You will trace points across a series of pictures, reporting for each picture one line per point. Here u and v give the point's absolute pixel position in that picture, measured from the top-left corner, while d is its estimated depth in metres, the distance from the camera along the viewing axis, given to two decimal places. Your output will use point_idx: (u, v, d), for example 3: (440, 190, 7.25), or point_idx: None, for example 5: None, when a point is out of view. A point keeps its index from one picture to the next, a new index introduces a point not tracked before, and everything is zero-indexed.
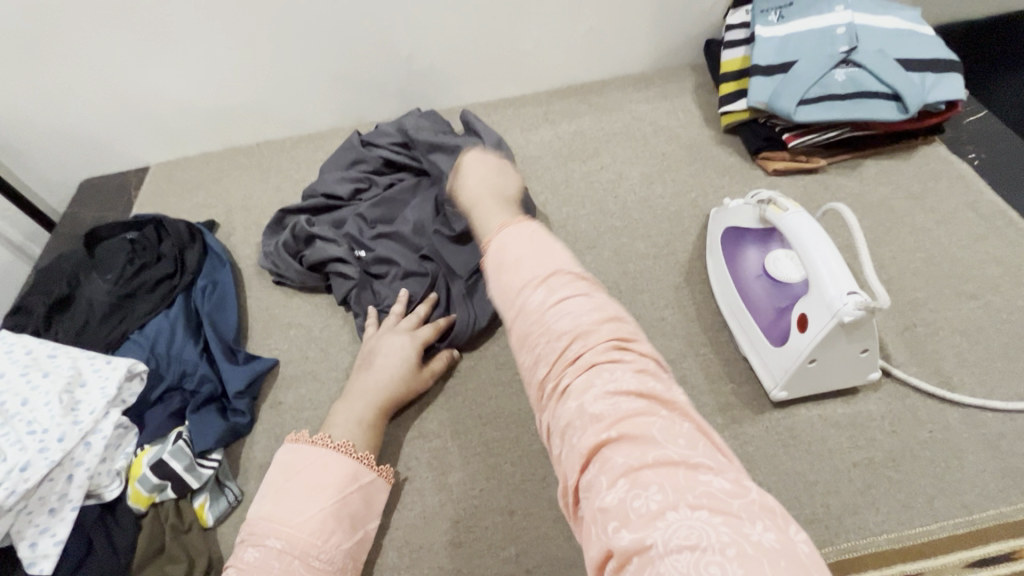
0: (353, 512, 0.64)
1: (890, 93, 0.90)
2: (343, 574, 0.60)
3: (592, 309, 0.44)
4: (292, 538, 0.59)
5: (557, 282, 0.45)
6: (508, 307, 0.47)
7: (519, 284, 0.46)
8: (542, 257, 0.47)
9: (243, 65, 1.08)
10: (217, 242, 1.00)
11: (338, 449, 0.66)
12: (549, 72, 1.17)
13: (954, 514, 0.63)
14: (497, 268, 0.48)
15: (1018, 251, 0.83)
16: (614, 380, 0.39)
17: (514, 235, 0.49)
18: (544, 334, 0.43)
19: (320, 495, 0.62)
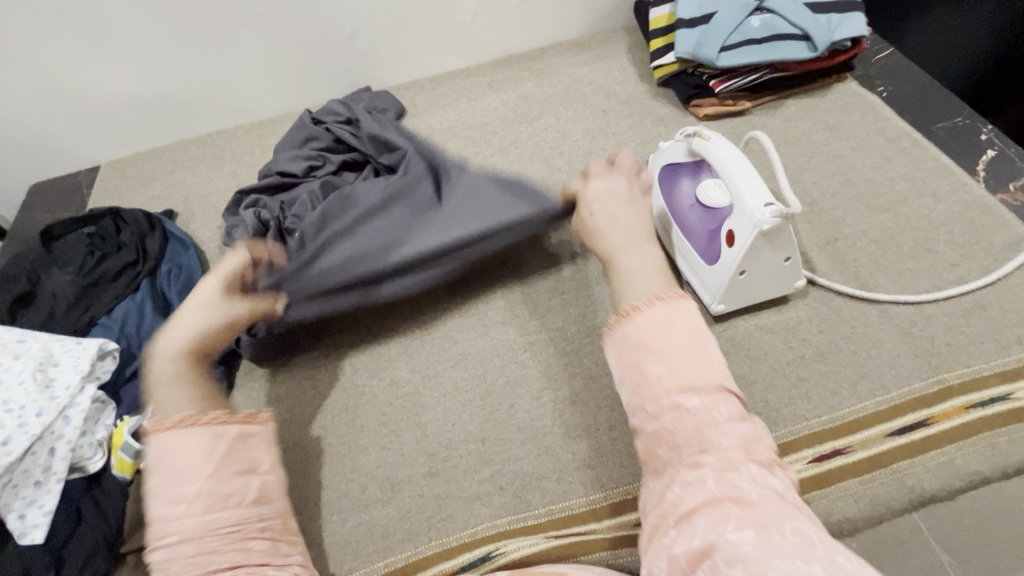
0: (237, 470, 0.59)
1: (801, 35, 0.98)
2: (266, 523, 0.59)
3: (745, 430, 0.56)
4: (185, 527, 0.55)
5: (706, 393, 0.57)
6: (637, 413, 0.60)
7: (659, 385, 0.58)
8: (694, 362, 0.59)
9: (184, 53, 1.09)
10: (177, 229, 1.02)
11: (175, 426, 0.59)
12: (490, 43, 1.21)
13: (876, 394, 0.71)
14: (636, 349, 0.61)
15: (922, 167, 0.92)
16: (754, 479, 0.53)
17: (655, 321, 0.61)
18: (688, 423, 0.56)
19: (188, 476, 0.56)
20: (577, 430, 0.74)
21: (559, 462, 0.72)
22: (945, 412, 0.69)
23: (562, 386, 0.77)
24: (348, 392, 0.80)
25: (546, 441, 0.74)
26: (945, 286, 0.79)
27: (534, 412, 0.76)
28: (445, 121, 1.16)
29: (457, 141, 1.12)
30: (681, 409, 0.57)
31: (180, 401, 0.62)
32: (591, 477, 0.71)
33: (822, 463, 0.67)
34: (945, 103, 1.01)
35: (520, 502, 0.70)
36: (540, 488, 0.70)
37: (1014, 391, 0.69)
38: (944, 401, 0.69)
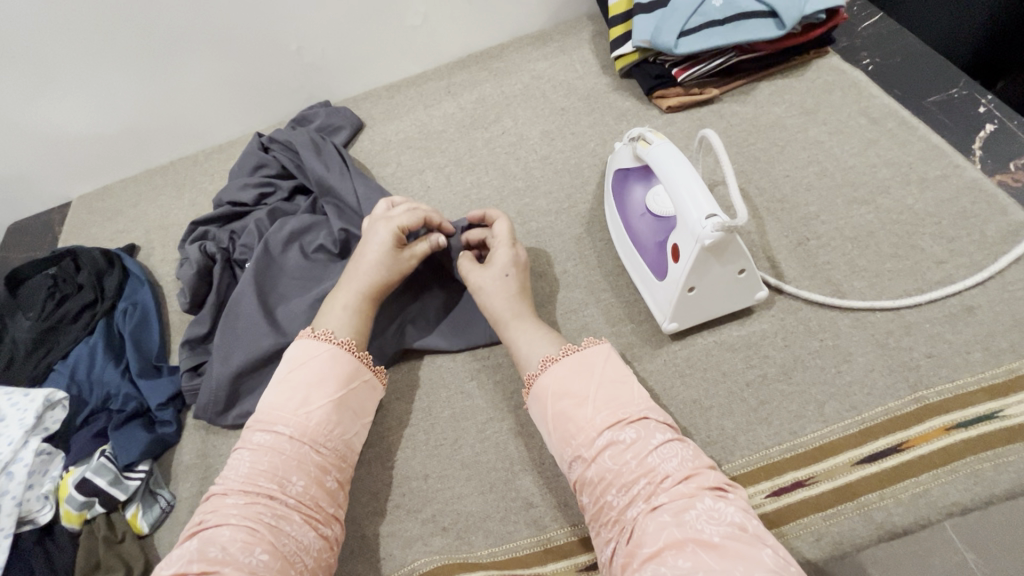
0: (351, 408, 0.66)
1: (768, 11, 0.89)
2: (334, 471, 0.62)
3: (687, 455, 0.55)
4: (289, 444, 0.60)
5: (637, 424, 0.57)
6: (574, 463, 0.58)
7: (590, 427, 0.57)
8: (623, 398, 0.59)
9: (133, 85, 1.07)
10: (136, 264, 1.01)
11: (339, 346, 0.67)
12: (446, 44, 1.15)
13: (845, 416, 0.64)
14: (557, 397, 0.61)
15: (909, 150, 0.83)
16: (707, 512, 0.50)
17: (570, 367, 0.62)
18: (628, 458, 0.54)
19: (319, 394, 0.63)
20: (522, 465, 0.70)
21: (503, 500, 0.68)
22: (922, 435, 0.62)
23: (508, 416, 0.74)
24: None
25: (490, 476, 0.70)
26: (928, 288, 0.70)
27: (479, 445, 0.72)
28: (401, 132, 1.11)
29: (411, 153, 1.08)
30: (620, 447, 0.56)
31: (330, 360, 0.65)
32: (535, 515, 0.67)
33: (781, 498, 0.61)
34: (940, 74, 0.91)
35: (462, 543, 0.67)
36: (483, 528, 0.67)
37: (1003, 408, 0.62)
38: (922, 422, 0.63)
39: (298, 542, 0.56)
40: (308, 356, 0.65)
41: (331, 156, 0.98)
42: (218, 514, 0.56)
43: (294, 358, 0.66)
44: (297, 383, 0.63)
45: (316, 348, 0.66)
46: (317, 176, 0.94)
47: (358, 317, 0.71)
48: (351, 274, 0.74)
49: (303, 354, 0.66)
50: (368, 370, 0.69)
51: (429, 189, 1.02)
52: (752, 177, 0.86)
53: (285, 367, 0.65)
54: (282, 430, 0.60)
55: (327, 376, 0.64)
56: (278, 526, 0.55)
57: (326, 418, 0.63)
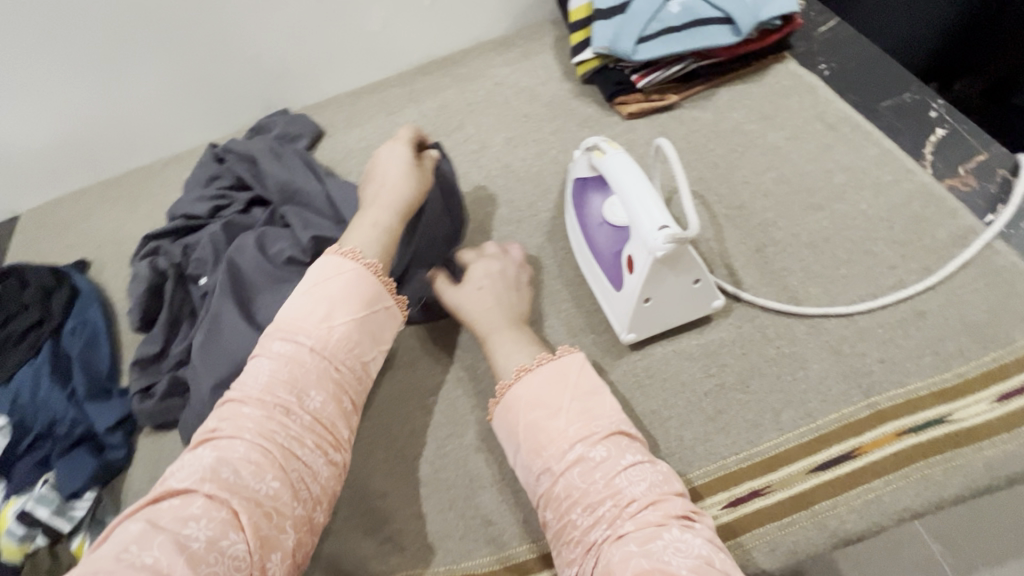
0: (372, 330, 0.65)
1: (724, 18, 0.89)
2: (349, 396, 0.61)
3: (656, 479, 0.54)
4: (305, 361, 0.59)
5: (608, 442, 0.56)
6: (543, 477, 0.57)
7: (562, 438, 0.56)
8: (596, 412, 0.58)
9: (82, 94, 1.03)
10: (87, 281, 0.98)
11: (364, 267, 0.65)
12: (407, 50, 1.13)
13: (800, 424, 0.65)
14: (530, 407, 0.60)
15: (863, 156, 0.84)
16: (674, 543, 0.48)
17: (546, 378, 0.61)
18: (596, 478, 0.53)
19: (340, 313, 0.62)
20: (482, 481, 0.69)
21: (463, 517, 0.67)
22: (875, 441, 0.63)
23: (468, 431, 0.73)
24: None
25: (449, 493, 0.69)
26: (881, 294, 0.71)
27: (438, 462, 0.71)
28: (362, 140, 1.09)
29: None
30: (589, 466, 0.54)
31: (361, 272, 0.65)
32: (494, 533, 0.66)
33: (738, 508, 0.61)
34: (893, 79, 0.92)
35: (421, 563, 0.65)
36: (442, 547, 0.66)
37: (953, 412, 0.63)
38: (875, 428, 0.63)
39: (303, 469, 0.54)
40: (335, 272, 0.64)
41: (289, 163, 0.94)
42: (233, 425, 0.54)
43: (321, 271, 0.64)
44: (319, 298, 0.62)
45: (343, 266, 0.65)
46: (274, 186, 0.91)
47: (386, 234, 0.70)
48: (377, 195, 0.74)
49: (331, 270, 0.64)
50: (390, 297, 0.67)
51: None
52: (711, 184, 0.86)
53: (310, 278, 0.64)
54: (302, 341, 0.59)
55: (359, 290, 0.64)
56: (290, 450, 0.54)
57: (344, 338, 0.62)
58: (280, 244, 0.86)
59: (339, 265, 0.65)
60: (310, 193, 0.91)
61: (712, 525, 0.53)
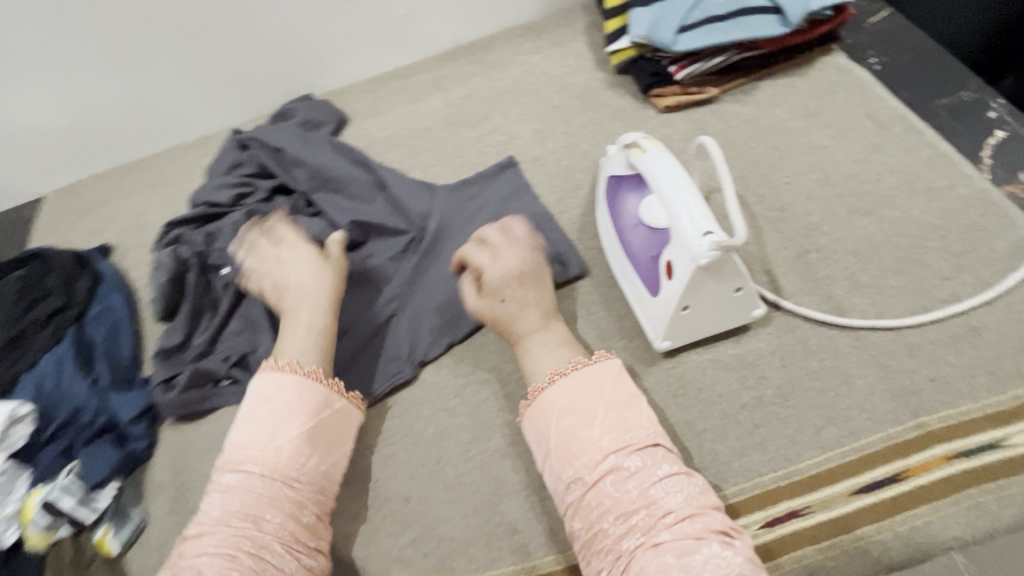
0: (327, 437, 0.63)
1: (771, 6, 0.84)
2: (314, 498, 0.60)
3: (692, 492, 0.53)
4: (266, 464, 0.58)
5: (644, 452, 0.55)
6: (573, 485, 0.56)
7: (596, 448, 0.55)
8: (631, 422, 0.57)
9: (103, 75, 1.01)
10: (109, 267, 0.97)
11: (278, 368, 0.64)
12: (433, 35, 1.10)
13: (843, 443, 0.62)
14: (561, 414, 0.59)
15: (915, 159, 0.79)
16: (715, 559, 0.48)
17: (580, 383, 0.60)
18: (632, 487, 0.53)
19: (292, 422, 0.61)
20: (508, 488, 0.67)
21: (487, 524, 0.66)
22: (923, 464, 0.59)
23: (494, 435, 0.71)
24: None
25: (474, 499, 0.67)
26: (932, 307, 0.67)
27: (463, 466, 0.69)
28: (386, 129, 1.06)
29: (397, 152, 1.03)
30: (624, 474, 0.54)
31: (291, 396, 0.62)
32: (520, 542, 0.64)
33: (775, 529, 0.59)
34: (948, 76, 0.87)
35: (445, 569, 0.64)
36: (466, 554, 0.64)
37: (1007, 437, 0.60)
38: (924, 451, 0.60)
39: (286, 539, 0.56)
40: (275, 390, 0.63)
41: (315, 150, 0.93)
42: (195, 545, 0.54)
43: (257, 393, 0.63)
44: (267, 420, 0.61)
45: (281, 381, 0.63)
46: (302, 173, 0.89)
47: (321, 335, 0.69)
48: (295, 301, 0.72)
49: (271, 389, 0.63)
50: (339, 399, 0.66)
51: None
52: (751, 185, 0.82)
53: (249, 406, 0.62)
54: (247, 467, 0.58)
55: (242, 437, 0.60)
56: (257, 553, 0.53)
57: (297, 451, 0.60)
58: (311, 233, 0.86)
59: (277, 381, 0.64)
60: (339, 181, 0.89)
61: (748, 537, 0.53)
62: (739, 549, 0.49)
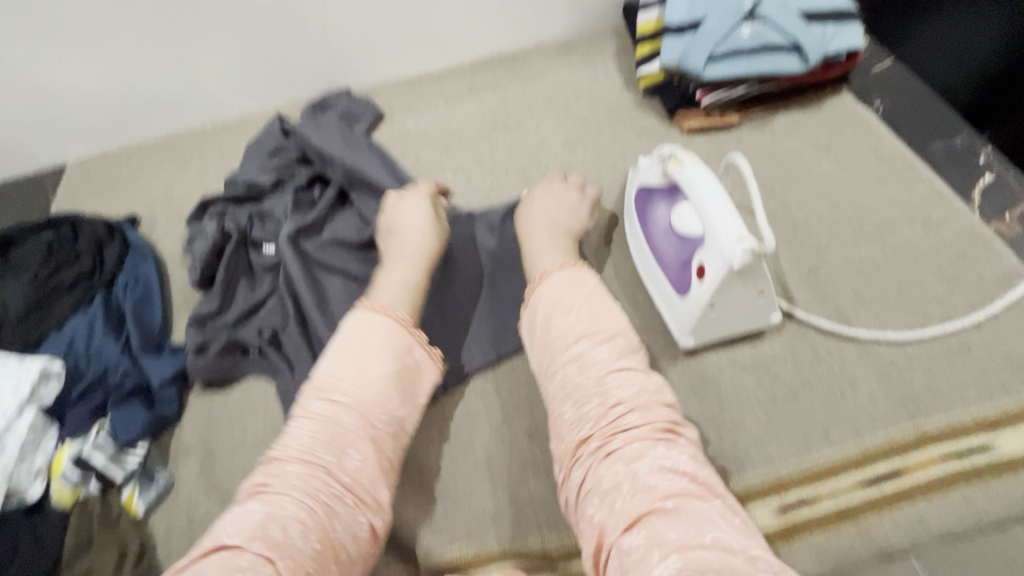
0: (406, 380, 0.66)
1: (792, 46, 0.92)
2: (387, 410, 0.63)
3: (645, 389, 0.61)
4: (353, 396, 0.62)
5: (609, 343, 0.64)
6: (547, 371, 0.66)
7: (569, 334, 0.65)
8: (599, 319, 0.66)
9: (148, 49, 1.02)
10: (138, 235, 0.98)
11: (397, 320, 0.69)
12: (471, 43, 1.15)
13: (848, 440, 0.67)
14: (548, 310, 0.68)
15: (914, 193, 0.87)
16: (659, 459, 0.55)
17: (560, 283, 0.70)
18: (591, 376, 0.62)
19: (375, 358, 0.65)
20: (536, 465, 0.71)
21: (515, 498, 0.69)
22: (919, 462, 0.66)
23: (523, 417, 0.75)
24: None
25: (504, 474, 0.71)
26: (928, 324, 0.74)
27: (492, 443, 0.73)
28: (421, 126, 1.11)
29: (431, 149, 1.07)
30: (586, 365, 0.63)
31: (375, 355, 0.65)
32: (547, 516, 0.68)
33: (787, 515, 0.64)
34: (944, 122, 0.96)
35: (473, 539, 0.67)
36: (495, 525, 0.68)
37: (993, 442, 0.66)
38: (919, 450, 0.66)
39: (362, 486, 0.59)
40: (361, 389, 0.62)
41: (355, 148, 0.97)
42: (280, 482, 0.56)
43: (348, 331, 0.67)
44: (361, 359, 0.64)
45: (368, 390, 0.63)
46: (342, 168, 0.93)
47: (412, 292, 0.74)
48: (403, 246, 0.79)
49: (340, 379, 0.63)
50: (421, 349, 0.69)
51: (447, 187, 1.02)
52: (767, 205, 0.89)
53: (340, 402, 0.61)
54: (338, 400, 0.61)
55: (374, 360, 0.64)
56: (331, 508, 0.56)
57: (381, 388, 0.63)
58: (349, 232, 0.91)
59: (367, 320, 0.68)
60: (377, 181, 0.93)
61: (694, 432, 0.60)
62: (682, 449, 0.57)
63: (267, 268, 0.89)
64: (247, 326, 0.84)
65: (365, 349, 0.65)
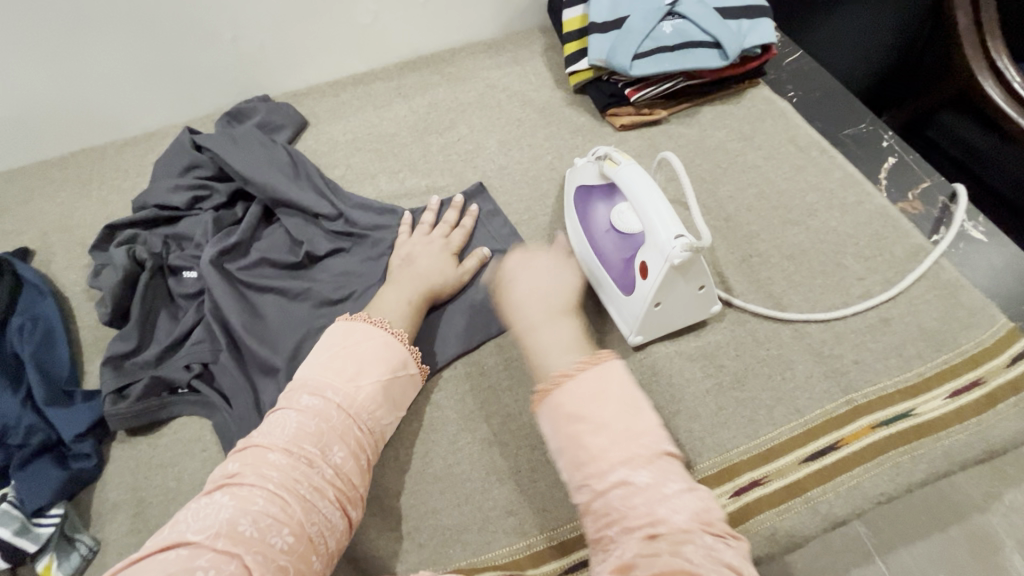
0: (395, 396, 0.66)
1: (712, 42, 0.95)
2: (372, 424, 0.62)
3: (696, 504, 0.46)
4: (347, 397, 0.61)
5: (652, 464, 0.47)
6: (580, 490, 0.49)
7: (601, 457, 0.48)
8: (641, 428, 0.49)
9: (22, 63, 0.89)
10: (33, 271, 0.86)
11: (390, 333, 0.69)
12: (396, 44, 1.11)
13: (790, 419, 0.71)
14: (571, 417, 0.51)
15: (830, 178, 0.93)
16: (708, 551, 0.43)
17: (587, 382, 0.52)
18: (637, 502, 0.46)
19: (370, 367, 0.64)
20: (498, 475, 0.70)
21: (478, 510, 0.68)
22: (854, 433, 0.70)
23: (480, 427, 0.73)
24: None
25: (465, 487, 0.69)
26: (852, 302, 0.80)
27: (451, 456, 0.71)
28: (348, 133, 1.06)
29: (362, 156, 1.03)
30: (632, 489, 0.46)
31: (376, 360, 0.65)
32: (513, 524, 0.67)
33: (741, 497, 0.67)
34: (852, 108, 1.02)
35: (440, 559, 0.65)
36: (460, 541, 0.66)
37: (915, 407, 0.72)
38: (854, 422, 0.71)
39: (340, 481, 0.56)
40: (353, 386, 0.62)
41: (277, 160, 0.91)
42: (254, 474, 0.53)
43: (337, 338, 0.66)
44: (359, 360, 0.64)
45: (360, 391, 0.62)
46: (264, 182, 0.87)
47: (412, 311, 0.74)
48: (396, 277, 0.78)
49: (333, 377, 0.61)
50: (414, 367, 0.70)
51: (382, 195, 0.98)
52: (699, 197, 0.92)
53: (332, 398, 0.60)
54: (332, 397, 0.60)
55: (372, 366, 0.64)
56: (310, 500, 0.53)
57: (372, 395, 0.63)
58: (281, 252, 0.85)
59: (368, 331, 0.68)
60: (305, 194, 0.88)
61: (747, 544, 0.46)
62: (731, 544, 0.44)
63: (190, 297, 0.81)
64: (171, 361, 0.76)
65: (360, 348, 0.65)
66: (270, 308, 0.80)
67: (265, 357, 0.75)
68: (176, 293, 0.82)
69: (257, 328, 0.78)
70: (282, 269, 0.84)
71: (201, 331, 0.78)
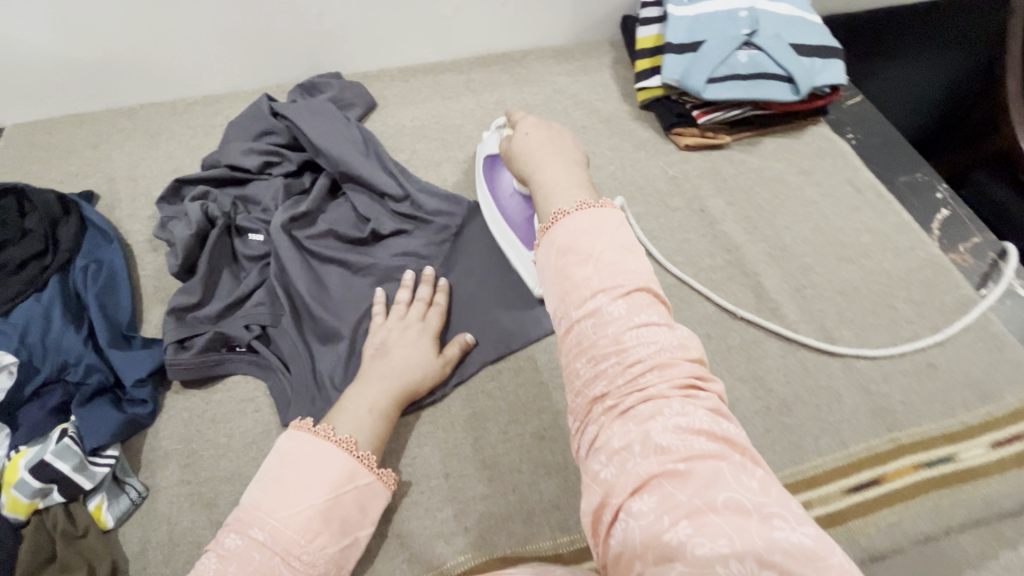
0: (343, 515, 0.57)
1: (785, 76, 0.97)
2: (328, 548, 0.55)
3: (669, 342, 0.44)
4: (275, 531, 0.52)
5: (629, 296, 0.46)
6: (559, 322, 0.48)
7: (583, 286, 0.47)
8: (628, 267, 0.47)
9: (112, 11, 0.91)
10: (99, 214, 0.87)
11: (339, 443, 0.60)
12: (470, 39, 1.12)
13: (835, 450, 0.73)
14: (568, 257, 0.49)
15: (885, 222, 0.95)
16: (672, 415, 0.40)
17: (583, 222, 0.50)
18: (606, 330, 0.44)
19: (311, 491, 0.55)
20: (546, 469, 0.71)
21: (524, 501, 0.68)
22: (896, 470, 0.72)
23: (531, 420, 0.74)
24: (302, 410, 0.72)
25: (512, 478, 0.70)
26: (900, 343, 0.81)
27: (500, 445, 0.72)
28: (416, 120, 1.07)
29: (428, 143, 1.04)
30: (603, 318, 0.45)
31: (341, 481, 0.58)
32: (558, 518, 0.67)
33: None
34: (909, 157, 1.05)
35: (485, 545, 0.66)
36: (506, 529, 0.67)
37: (958, 453, 0.73)
38: (896, 460, 0.72)
39: None
40: (280, 515, 0.53)
41: (350, 134, 0.92)
42: None
43: (281, 452, 0.58)
44: (286, 485, 0.55)
45: (308, 517, 0.54)
46: (337, 156, 0.88)
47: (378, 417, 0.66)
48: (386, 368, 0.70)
49: (310, 493, 0.55)
50: (368, 475, 0.60)
51: (445, 184, 1.00)
52: (757, 225, 0.94)
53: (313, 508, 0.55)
54: (257, 535, 0.52)
55: (273, 503, 0.54)
56: None
57: (309, 522, 0.54)
58: (347, 226, 0.86)
59: (296, 444, 0.59)
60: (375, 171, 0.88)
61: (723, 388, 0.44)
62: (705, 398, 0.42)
63: (253, 259, 0.82)
64: (232, 318, 0.77)
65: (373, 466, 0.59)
66: (332, 279, 0.81)
67: (327, 327, 0.76)
68: (240, 252, 0.83)
69: (318, 297, 0.78)
70: (347, 243, 0.85)
71: (263, 293, 0.78)
